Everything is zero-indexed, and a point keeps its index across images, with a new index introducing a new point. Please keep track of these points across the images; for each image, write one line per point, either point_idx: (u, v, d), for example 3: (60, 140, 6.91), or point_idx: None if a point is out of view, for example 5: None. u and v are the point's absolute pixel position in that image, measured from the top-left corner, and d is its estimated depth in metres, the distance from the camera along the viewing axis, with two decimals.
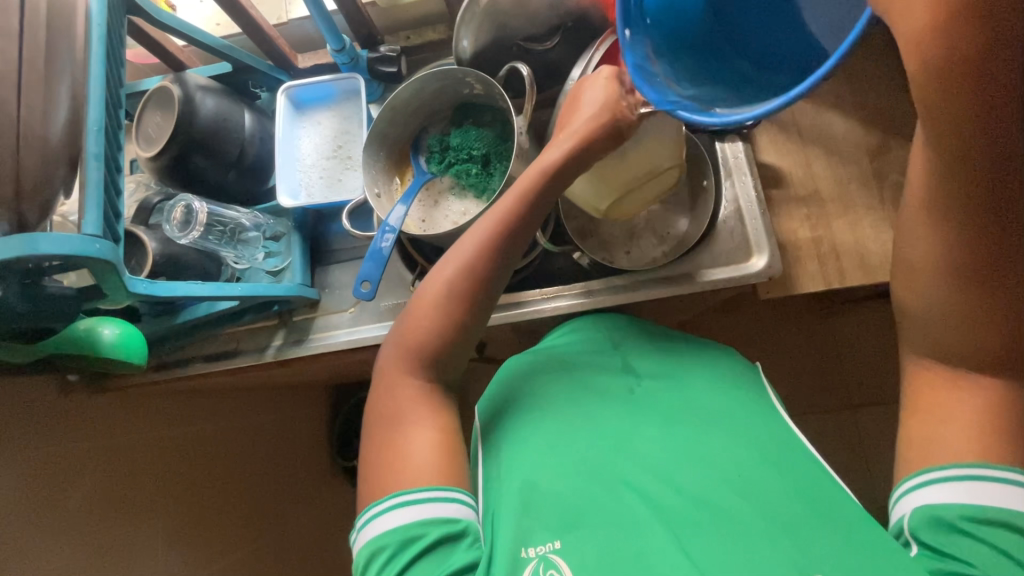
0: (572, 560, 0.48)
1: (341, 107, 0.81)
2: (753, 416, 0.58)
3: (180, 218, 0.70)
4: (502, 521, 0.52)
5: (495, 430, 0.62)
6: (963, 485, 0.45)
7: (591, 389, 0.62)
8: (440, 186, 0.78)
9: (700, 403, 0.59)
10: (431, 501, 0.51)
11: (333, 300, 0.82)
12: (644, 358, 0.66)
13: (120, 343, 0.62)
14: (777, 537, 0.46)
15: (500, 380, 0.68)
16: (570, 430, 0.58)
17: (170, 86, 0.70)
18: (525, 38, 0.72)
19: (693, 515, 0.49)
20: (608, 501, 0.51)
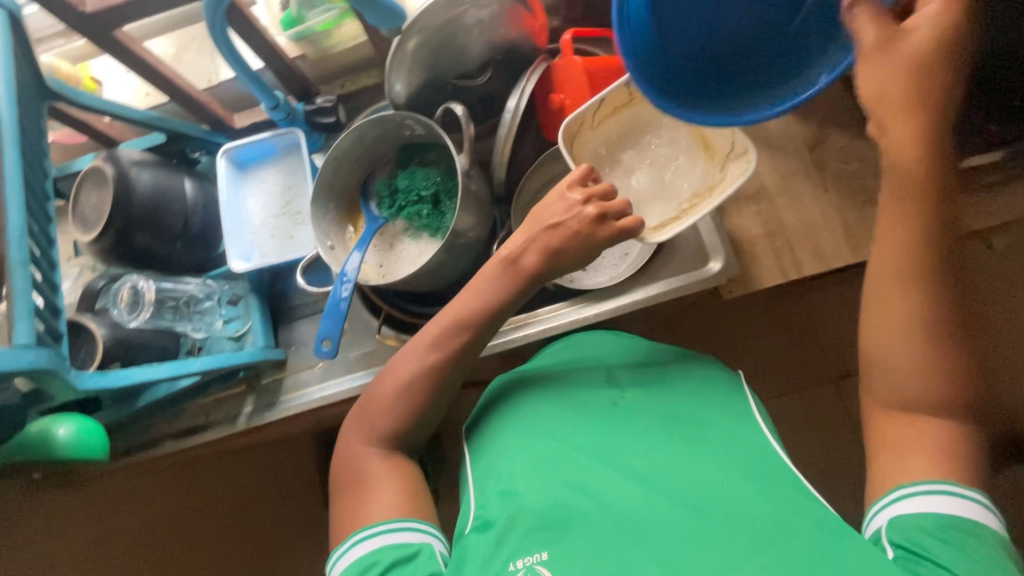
0: (556, 569, 0.48)
1: (284, 162, 0.80)
2: (728, 420, 0.59)
3: (126, 300, 0.70)
4: (488, 543, 0.53)
5: (482, 449, 0.63)
6: (900, 492, 0.47)
7: (575, 405, 0.62)
8: (394, 230, 0.78)
9: (688, 415, 0.59)
10: (399, 530, 0.55)
11: (300, 357, 0.80)
12: (626, 368, 0.66)
13: (77, 441, 0.59)
14: (758, 548, 0.45)
15: (487, 402, 0.68)
16: (556, 445, 0.58)
17: (103, 166, 0.69)
18: (459, 76, 0.72)
19: (678, 524, 0.48)
20: (590, 516, 0.51)
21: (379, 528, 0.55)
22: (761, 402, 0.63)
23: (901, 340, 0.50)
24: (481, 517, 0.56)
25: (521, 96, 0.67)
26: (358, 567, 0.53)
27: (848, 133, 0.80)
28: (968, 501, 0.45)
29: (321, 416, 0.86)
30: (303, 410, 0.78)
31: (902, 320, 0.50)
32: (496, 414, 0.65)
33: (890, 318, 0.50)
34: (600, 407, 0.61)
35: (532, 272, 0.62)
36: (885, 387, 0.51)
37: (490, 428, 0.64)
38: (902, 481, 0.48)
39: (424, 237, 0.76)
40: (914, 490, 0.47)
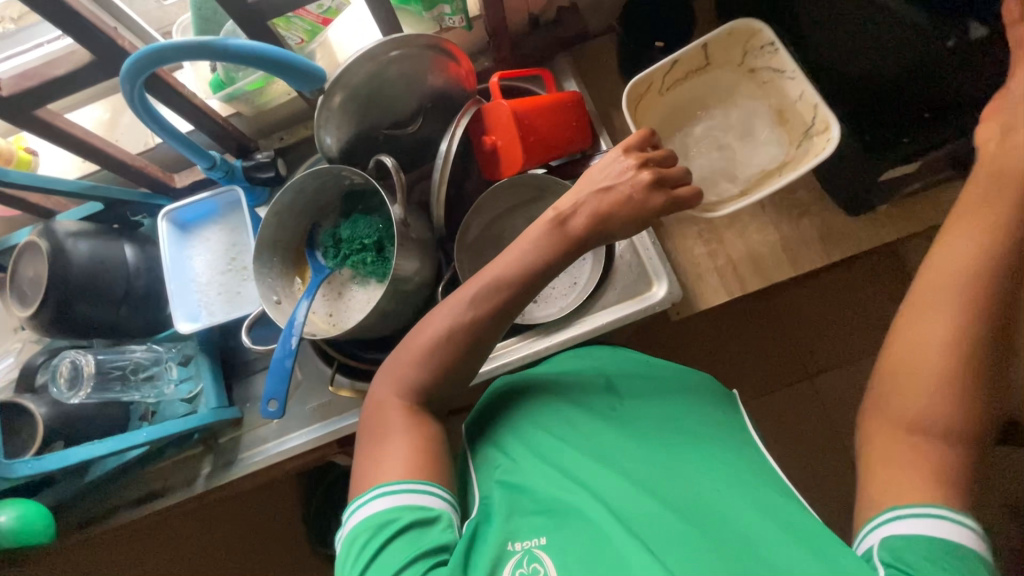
0: (555, 558, 0.49)
1: (227, 219, 0.80)
2: (720, 432, 0.58)
3: (66, 375, 0.67)
4: (487, 526, 0.53)
5: (484, 442, 0.63)
6: (897, 510, 0.44)
7: (580, 407, 0.62)
8: (342, 278, 0.78)
9: (687, 420, 0.59)
10: (411, 491, 0.51)
11: (256, 413, 0.79)
12: (634, 379, 0.66)
13: (18, 526, 0.58)
14: (740, 554, 0.45)
15: (489, 394, 0.68)
16: (564, 447, 0.58)
17: (37, 240, 0.69)
18: (391, 125, 0.74)
19: (672, 517, 0.49)
20: (588, 509, 0.52)
21: (390, 489, 0.52)
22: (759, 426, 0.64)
23: (938, 358, 0.45)
24: (485, 501, 0.57)
25: (451, 140, 0.69)
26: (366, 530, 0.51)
27: None
28: (963, 527, 0.43)
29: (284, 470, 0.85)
30: (262, 467, 0.77)
31: (953, 338, 0.45)
32: (498, 407, 0.66)
33: (936, 337, 0.46)
34: (602, 410, 0.62)
35: (579, 238, 0.57)
36: (904, 407, 0.46)
37: (498, 427, 0.64)
38: (900, 501, 0.44)
39: (372, 283, 0.77)
40: (919, 511, 0.43)
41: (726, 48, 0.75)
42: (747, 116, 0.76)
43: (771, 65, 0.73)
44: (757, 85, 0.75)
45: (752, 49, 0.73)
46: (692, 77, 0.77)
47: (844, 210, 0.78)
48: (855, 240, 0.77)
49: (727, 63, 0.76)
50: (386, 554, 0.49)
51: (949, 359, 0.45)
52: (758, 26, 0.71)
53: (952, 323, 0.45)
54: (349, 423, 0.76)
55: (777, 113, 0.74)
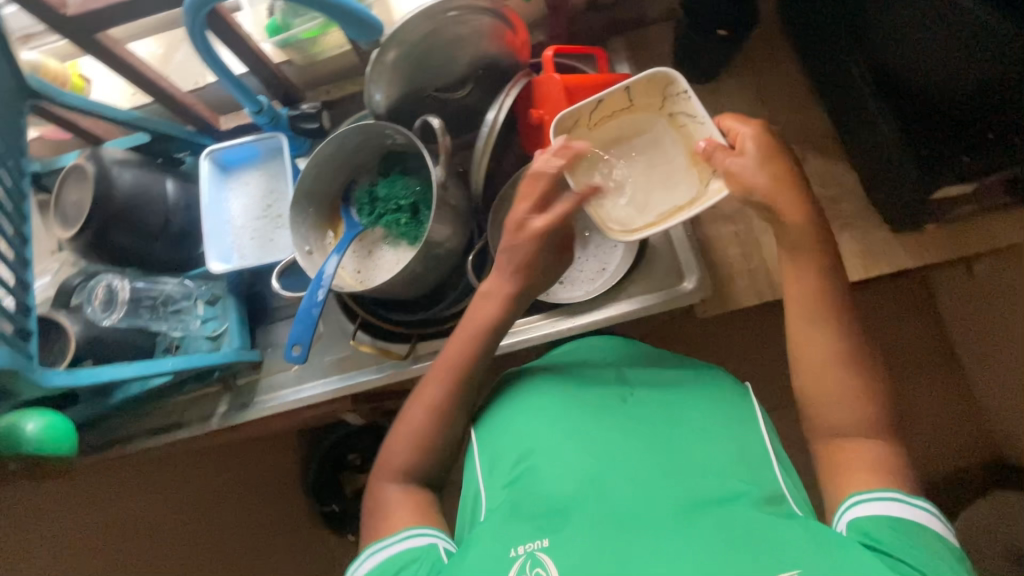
0: (558, 557, 0.50)
1: (268, 165, 0.81)
2: (722, 431, 0.60)
3: (102, 298, 0.71)
4: (495, 525, 0.55)
5: (492, 435, 0.66)
6: (858, 497, 0.52)
7: (587, 401, 0.64)
8: (373, 237, 0.78)
9: (691, 417, 0.62)
10: (397, 543, 0.58)
11: (276, 359, 0.81)
12: (639, 371, 0.69)
13: (45, 435, 0.59)
14: (749, 547, 0.47)
15: (499, 392, 0.70)
16: (571, 439, 0.60)
17: (85, 163, 0.70)
18: (440, 88, 0.74)
19: (678, 513, 0.52)
20: (595, 505, 0.54)
21: (381, 548, 0.58)
22: (767, 416, 0.64)
23: (831, 368, 0.57)
24: (495, 501, 0.59)
25: (500, 109, 0.68)
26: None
27: (825, 158, 0.80)
28: (913, 507, 0.50)
29: (297, 418, 0.87)
30: (277, 412, 0.79)
31: (829, 352, 0.57)
32: (506, 401, 0.68)
33: (816, 355, 0.57)
34: (610, 403, 0.64)
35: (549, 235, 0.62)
36: (827, 416, 0.56)
37: (506, 419, 0.66)
38: (858, 491, 0.52)
39: (402, 245, 0.77)
40: (870, 496, 0.51)
41: (647, 93, 0.69)
42: (665, 162, 0.70)
43: (687, 112, 0.67)
44: (677, 133, 0.69)
45: (670, 96, 0.68)
46: (618, 115, 0.71)
47: (889, 225, 0.76)
48: (894, 256, 0.75)
49: (649, 109, 0.70)
50: None
51: (835, 376, 0.56)
52: (675, 75, 0.66)
53: (822, 343, 0.57)
54: (366, 380, 0.77)
55: (690, 163, 0.68)
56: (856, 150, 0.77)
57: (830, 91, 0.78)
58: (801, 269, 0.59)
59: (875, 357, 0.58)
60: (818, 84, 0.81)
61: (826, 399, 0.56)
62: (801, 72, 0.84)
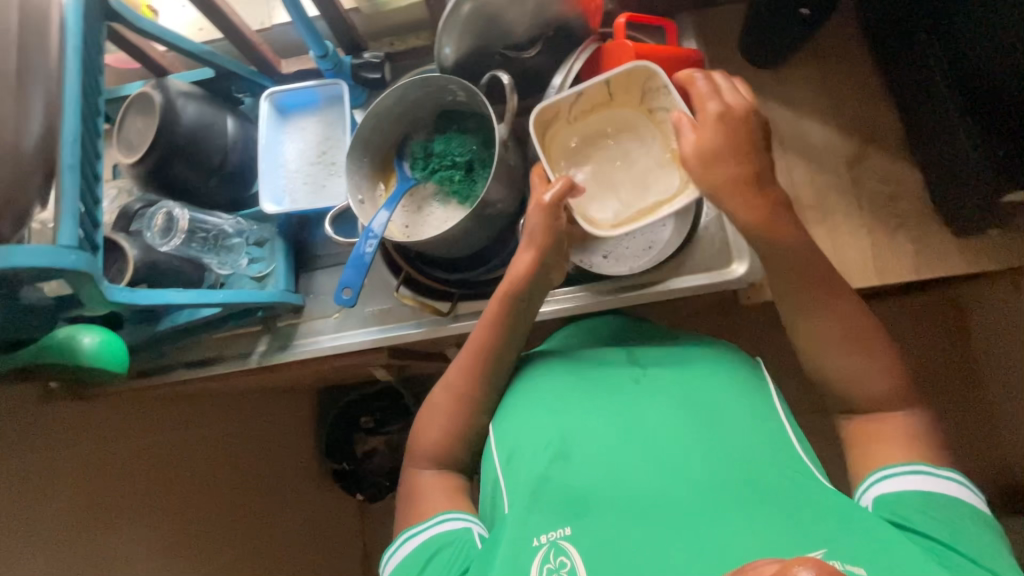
0: (580, 544, 0.52)
1: (325, 112, 0.81)
2: (748, 411, 0.60)
3: (161, 225, 0.72)
4: (515, 513, 0.56)
5: (505, 418, 0.66)
6: (887, 475, 0.53)
7: (600, 385, 0.65)
8: (425, 192, 0.78)
9: (719, 395, 0.62)
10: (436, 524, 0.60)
11: (317, 305, 0.82)
12: (652, 353, 0.69)
13: (100, 351, 0.60)
14: (772, 528, 0.48)
15: (513, 379, 0.71)
16: (585, 423, 0.61)
17: (151, 92, 0.70)
18: (508, 47, 0.73)
19: (695, 496, 0.52)
20: (613, 493, 0.55)
21: (420, 528, 0.61)
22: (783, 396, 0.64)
23: (859, 355, 0.58)
24: (512, 485, 0.59)
25: (568, 74, 0.69)
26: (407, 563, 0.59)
27: (888, 153, 0.79)
28: (942, 478, 0.52)
29: (330, 367, 0.88)
30: (314, 357, 0.80)
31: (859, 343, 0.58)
32: (520, 386, 0.69)
33: (851, 346, 0.58)
34: (622, 385, 0.65)
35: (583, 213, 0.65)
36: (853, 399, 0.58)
37: (519, 402, 0.66)
38: (887, 468, 0.53)
39: (452, 204, 0.76)
40: (898, 474, 0.53)
41: (626, 87, 0.69)
42: (642, 157, 0.71)
43: (665, 106, 0.68)
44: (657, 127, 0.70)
45: (649, 90, 0.68)
46: (597, 109, 0.72)
47: (946, 227, 0.75)
48: (950, 259, 0.74)
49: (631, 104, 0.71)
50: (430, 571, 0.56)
51: (871, 361, 0.58)
52: (654, 69, 0.65)
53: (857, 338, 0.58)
54: (405, 333, 0.78)
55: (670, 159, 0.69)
56: (922, 145, 0.75)
57: (900, 83, 0.77)
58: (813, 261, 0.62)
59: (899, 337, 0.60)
60: (889, 76, 0.79)
61: (859, 394, 0.58)
62: (872, 63, 0.82)
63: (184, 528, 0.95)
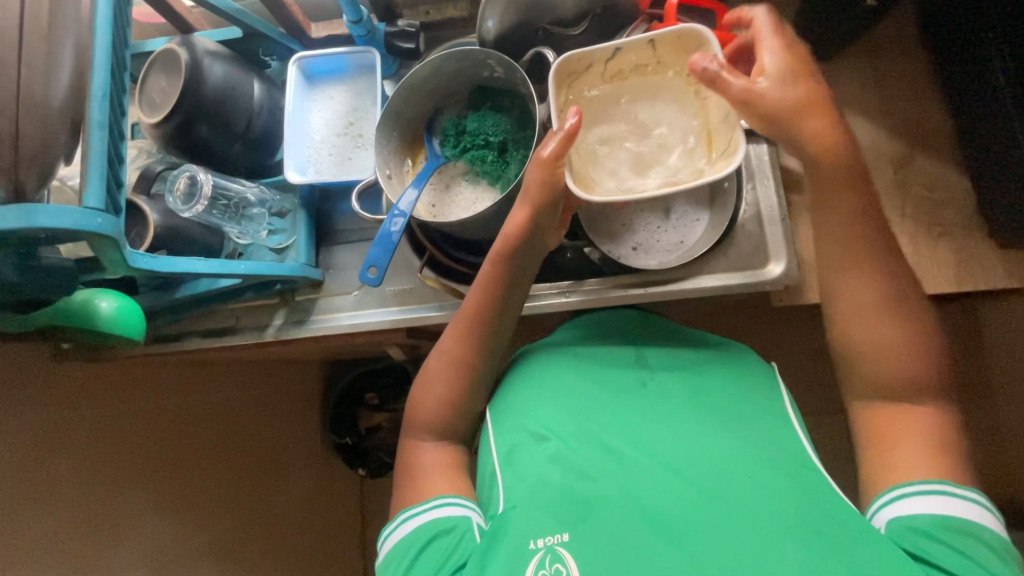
0: (578, 552, 0.49)
1: (354, 82, 0.78)
2: (768, 420, 0.59)
3: (183, 190, 0.68)
4: (512, 515, 0.54)
5: (503, 415, 0.65)
6: (903, 491, 0.50)
7: (603, 386, 0.63)
8: (454, 171, 0.75)
9: (741, 402, 0.60)
10: (437, 508, 0.58)
11: (337, 281, 0.80)
12: (658, 353, 0.67)
13: (116, 318, 0.57)
14: (785, 539, 0.47)
15: (512, 373, 0.69)
16: (586, 426, 0.60)
17: (177, 49, 0.67)
18: (553, 22, 0.71)
19: (702, 506, 0.51)
20: (611, 498, 0.53)
21: (419, 509, 0.59)
22: (796, 403, 0.63)
23: (899, 359, 0.54)
24: (510, 485, 0.58)
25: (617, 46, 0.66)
26: (400, 547, 0.57)
27: (937, 157, 0.75)
28: (960, 500, 0.49)
29: (344, 344, 0.86)
30: (331, 334, 0.78)
31: (896, 347, 0.55)
32: (521, 381, 0.67)
33: (902, 363, 0.54)
34: (627, 388, 0.63)
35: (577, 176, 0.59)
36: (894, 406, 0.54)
37: (519, 399, 0.65)
38: (904, 483, 0.51)
39: (482, 185, 0.74)
40: (914, 491, 0.50)
41: (673, 52, 0.62)
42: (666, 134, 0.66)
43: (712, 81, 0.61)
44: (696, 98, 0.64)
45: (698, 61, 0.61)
46: (631, 74, 0.65)
47: (994, 239, 0.72)
48: (994, 273, 0.71)
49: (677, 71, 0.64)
50: (424, 557, 0.55)
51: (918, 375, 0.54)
52: (706, 36, 0.58)
53: (908, 356, 0.54)
54: (426, 315, 0.76)
55: (704, 139, 0.64)
56: (975, 150, 0.72)
57: (959, 84, 0.73)
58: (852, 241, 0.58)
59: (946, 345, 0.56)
60: (947, 76, 0.75)
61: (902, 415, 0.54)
62: (929, 61, 0.78)
63: (187, 500, 0.94)
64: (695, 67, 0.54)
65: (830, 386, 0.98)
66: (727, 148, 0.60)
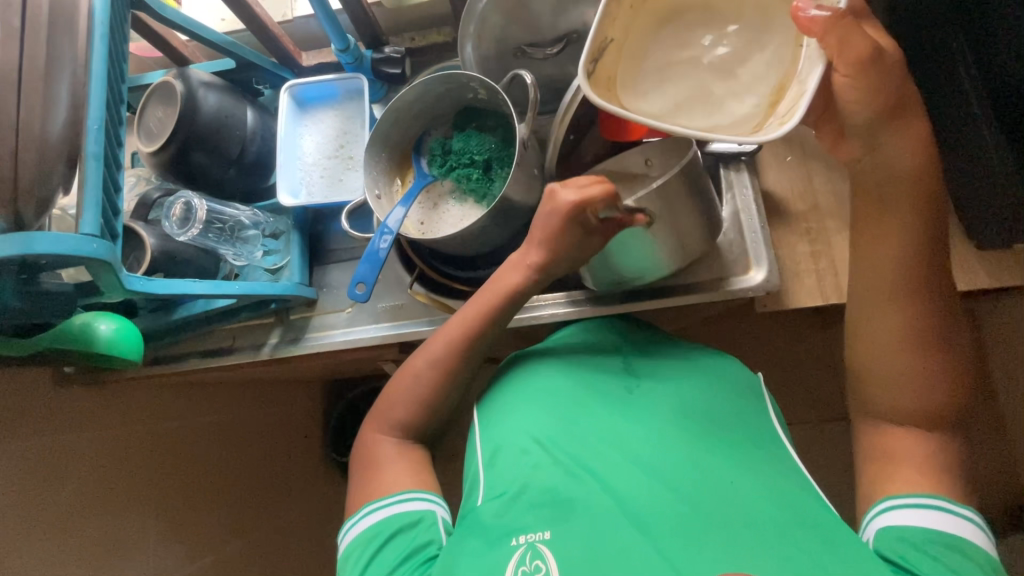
0: (557, 551, 0.51)
1: (344, 106, 0.81)
2: (751, 429, 0.60)
3: (179, 215, 0.71)
4: (499, 523, 0.55)
5: (492, 422, 0.66)
6: (902, 501, 0.50)
7: (591, 390, 0.64)
8: (441, 189, 0.77)
9: (725, 407, 0.61)
10: (397, 503, 0.60)
11: (330, 299, 0.82)
12: (646, 361, 0.68)
13: (116, 339, 0.60)
14: (761, 549, 0.47)
15: (504, 371, 0.71)
16: (572, 430, 0.61)
17: (173, 82, 0.70)
18: (531, 45, 0.74)
19: (685, 515, 0.51)
20: (594, 501, 0.54)
21: (378, 505, 0.61)
22: (777, 405, 0.65)
23: (888, 353, 0.54)
24: (495, 488, 0.59)
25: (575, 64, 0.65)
26: (364, 537, 0.59)
27: None
28: (959, 518, 0.49)
29: (338, 361, 0.88)
30: (324, 351, 0.80)
31: (889, 339, 0.54)
32: (511, 387, 0.68)
33: (891, 359, 0.54)
34: (615, 394, 0.64)
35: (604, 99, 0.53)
36: (878, 401, 0.55)
37: (509, 406, 0.66)
38: (901, 492, 0.51)
39: (469, 202, 0.76)
40: (914, 502, 0.50)
41: None
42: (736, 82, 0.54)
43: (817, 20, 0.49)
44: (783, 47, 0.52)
45: None
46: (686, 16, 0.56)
47: (972, 241, 0.72)
48: (973, 275, 0.72)
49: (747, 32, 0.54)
50: (388, 548, 0.58)
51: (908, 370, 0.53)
52: None
53: (905, 352, 0.53)
54: (417, 330, 0.77)
55: (773, 93, 0.52)
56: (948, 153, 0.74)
57: None
58: (884, 229, 0.55)
59: (959, 343, 0.53)
60: None
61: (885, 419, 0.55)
62: None
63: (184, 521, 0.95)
64: (797, 14, 0.46)
65: (820, 394, 0.98)
66: (787, 111, 0.49)
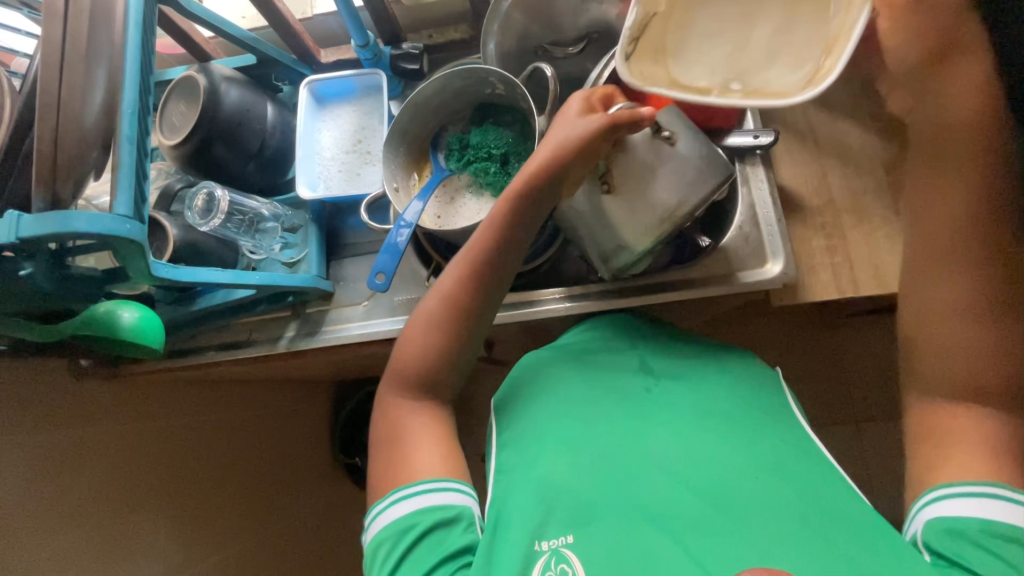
0: (582, 554, 0.52)
1: (362, 102, 0.82)
2: (773, 423, 0.60)
3: (201, 205, 0.72)
4: (520, 519, 0.55)
5: (511, 419, 0.66)
6: (961, 492, 0.48)
7: (608, 389, 0.65)
8: (458, 183, 0.78)
9: (745, 403, 0.62)
10: (427, 494, 0.58)
11: (346, 293, 0.82)
12: (663, 361, 0.68)
13: (138, 328, 0.60)
14: (790, 546, 0.47)
15: (520, 370, 0.71)
16: (591, 428, 0.60)
17: (195, 76, 0.71)
18: (550, 42, 0.75)
19: (710, 514, 0.51)
20: (617, 500, 0.54)
21: (408, 496, 0.58)
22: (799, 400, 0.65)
23: (945, 326, 0.53)
24: (513, 487, 0.59)
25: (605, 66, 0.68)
26: (393, 531, 0.57)
27: None
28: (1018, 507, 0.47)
29: (352, 356, 0.88)
30: (339, 344, 0.80)
31: (944, 309, 0.53)
32: (527, 386, 0.68)
33: (947, 329, 0.52)
34: (634, 393, 0.64)
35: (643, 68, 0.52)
36: (931, 375, 0.53)
37: (526, 404, 0.66)
38: (954, 481, 0.49)
39: (486, 196, 0.76)
40: (974, 493, 0.48)
41: None
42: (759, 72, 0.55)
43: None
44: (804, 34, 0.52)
45: None
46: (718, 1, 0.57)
47: None
48: None
49: None
50: (420, 547, 0.56)
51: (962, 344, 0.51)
52: None
53: (954, 327, 0.52)
54: None
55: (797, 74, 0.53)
56: None
57: None
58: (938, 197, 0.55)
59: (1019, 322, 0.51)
60: None
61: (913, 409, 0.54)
62: None
63: (196, 521, 0.94)
64: None
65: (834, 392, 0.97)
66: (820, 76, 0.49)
